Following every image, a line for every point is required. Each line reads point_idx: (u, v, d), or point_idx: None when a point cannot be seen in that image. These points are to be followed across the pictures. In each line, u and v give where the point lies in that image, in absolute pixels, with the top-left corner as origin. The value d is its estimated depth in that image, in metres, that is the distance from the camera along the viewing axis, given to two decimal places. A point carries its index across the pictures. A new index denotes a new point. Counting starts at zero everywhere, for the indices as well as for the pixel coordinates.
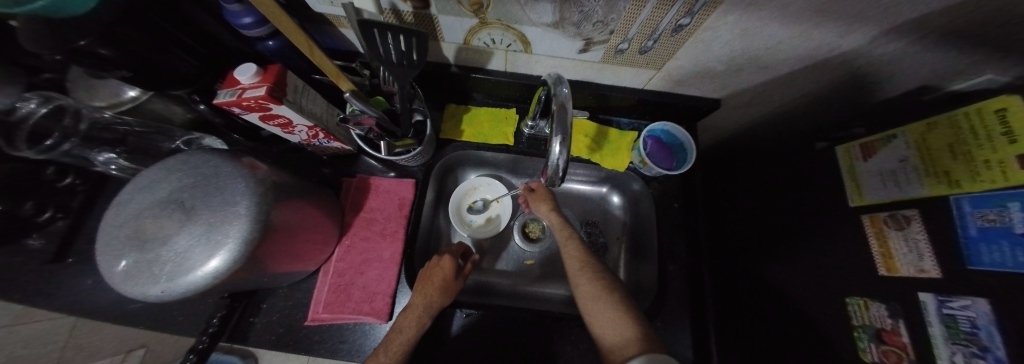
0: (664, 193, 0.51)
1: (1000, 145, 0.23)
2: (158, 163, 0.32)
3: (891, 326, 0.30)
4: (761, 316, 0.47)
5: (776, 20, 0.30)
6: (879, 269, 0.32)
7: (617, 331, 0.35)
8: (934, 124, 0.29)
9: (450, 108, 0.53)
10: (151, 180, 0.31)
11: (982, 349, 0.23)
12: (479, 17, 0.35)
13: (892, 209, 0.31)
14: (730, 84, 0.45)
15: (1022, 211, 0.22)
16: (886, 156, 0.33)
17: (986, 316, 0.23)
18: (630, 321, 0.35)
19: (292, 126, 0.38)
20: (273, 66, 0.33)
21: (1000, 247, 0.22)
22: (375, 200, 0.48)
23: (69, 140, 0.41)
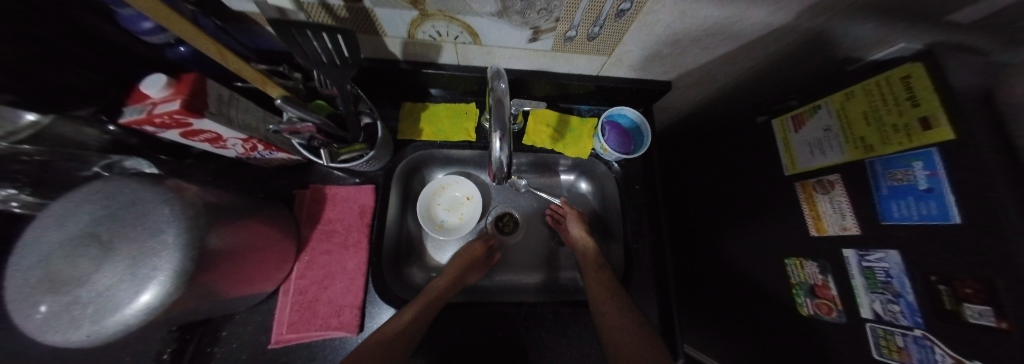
0: (628, 176, 0.52)
1: (904, 111, 0.27)
2: (66, 197, 0.28)
3: (822, 281, 0.33)
4: (719, 281, 0.51)
5: (711, 2, 0.31)
6: (810, 230, 0.35)
7: (622, 331, 0.37)
8: (852, 96, 0.32)
9: (406, 106, 0.51)
10: (59, 215, 0.27)
11: (894, 295, 0.27)
12: (418, 8, 0.33)
13: (820, 176, 0.34)
14: (680, 66, 0.46)
15: (924, 169, 0.25)
16: (812, 127, 0.36)
17: (897, 266, 0.27)
18: (637, 324, 0.38)
19: (222, 140, 0.34)
20: (187, 76, 0.30)
21: (906, 202, 0.26)
22: (333, 210, 0.45)
23: None
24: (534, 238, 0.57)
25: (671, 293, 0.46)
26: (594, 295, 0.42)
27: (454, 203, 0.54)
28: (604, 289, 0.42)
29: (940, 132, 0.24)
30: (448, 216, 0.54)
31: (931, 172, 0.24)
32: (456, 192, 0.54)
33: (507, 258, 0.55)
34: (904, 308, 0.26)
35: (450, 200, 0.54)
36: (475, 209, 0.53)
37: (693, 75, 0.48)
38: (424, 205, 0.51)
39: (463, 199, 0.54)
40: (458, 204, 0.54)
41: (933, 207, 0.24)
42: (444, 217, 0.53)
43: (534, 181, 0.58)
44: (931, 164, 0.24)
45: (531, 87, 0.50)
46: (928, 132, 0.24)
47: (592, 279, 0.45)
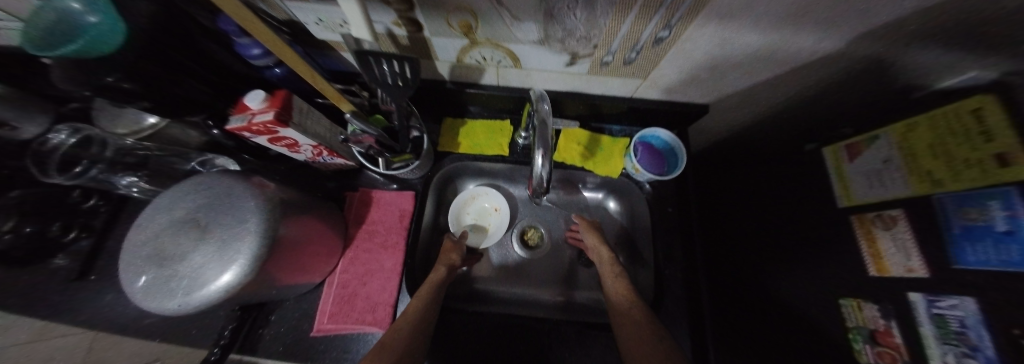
0: (659, 197, 0.52)
1: (972, 145, 0.24)
2: (176, 185, 0.34)
3: (884, 326, 0.30)
4: (762, 320, 0.46)
5: (753, 28, 0.32)
6: (869, 269, 0.32)
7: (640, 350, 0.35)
8: (914, 125, 0.29)
9: (447, 121, 0.55)
10: (170, 201, 0.33)
11: (971, 349, 0.24)
12: (469, 37, 0.38)
13: (882, 210, 0.31)
14: (716, 90, 0.46)
15: (1002, 209, 0.22)
16: (869, 157, 0.34)
17: (972, 315, 0.24)
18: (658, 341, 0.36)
19: (297, 146, 0.40)
20: (280, 92, 0.36)
21: (985, 245, 0.23)
22: (376, 212, 0.50)
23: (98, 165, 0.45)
24: (559, 254, 0.57)
25: (705, 325, 0.44)
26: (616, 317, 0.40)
27: (483, 213, 0.57)
28: (626, 307, 0.41)
29: (1020, 170, 0.21)
30: (476, 225, 0.56)
31: (1011, 213, 0.22)
32: (483, 202, 0.57)
33: (531, 272, 0.56)
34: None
35: (479, 210, 0.56)
36: (500, 219, 0.56)
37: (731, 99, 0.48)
38: (455, 214, 0.55)
39: (491, 209, 0.57)
40: (486, 214, 0.56)
41: (1013, 253, 0.21)
42: (474, 226, 0.56)
43: (563, 197, 0.59)
44: (1011, 203, 0.22)
45: (564, 107, 0.52)
46: (1005, 170, 0.22)
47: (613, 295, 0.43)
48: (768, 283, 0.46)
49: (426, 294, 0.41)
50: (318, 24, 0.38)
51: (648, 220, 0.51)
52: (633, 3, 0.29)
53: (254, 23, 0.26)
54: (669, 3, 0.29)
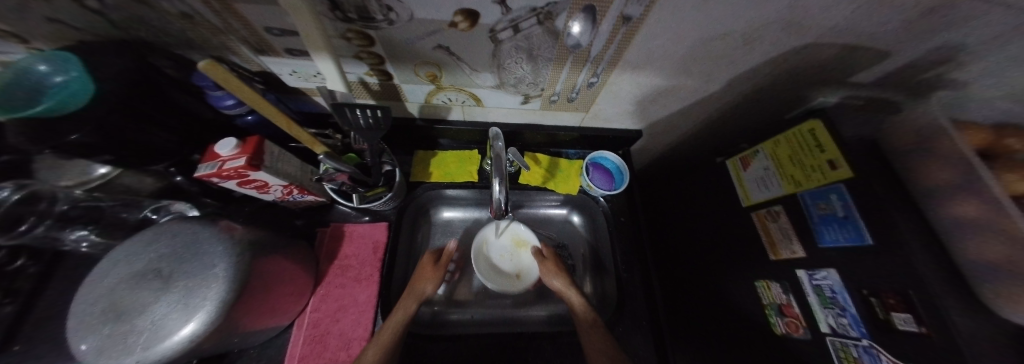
0: (614, 209, 0.59)
1: (815, 156, 0.36)
2: (134, 237, 0.34)
3: (787, 300, 0.37)
4: (707, 311, 0.53)
5: (660, 74, 0.42)
6: (770, 254, 0.40)
7: None
8: (783, 142, 0.40)
9: (419, 154, 0.59)
10: (129, 253, 0.32)
11: (841, 309, 0.31)
12: (436, 84, 0.44)
13: (769, 207, 0.41)
14: (646, 118, 0.55)
15: (839, 200, 0.32)
16: (756, 167, 0.44)
17: (837, 282, 0.32)
18: None
19: (268, 187, 0.41)
20: (252, 138, 0.37)
21: (832, 226, 0.33)
22: (350, 246, 0.50)
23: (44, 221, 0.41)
24: None
25: (661, 319, 0.49)
26: None
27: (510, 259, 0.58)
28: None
29: (842, 171, 0.32)
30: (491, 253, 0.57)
31: (845, 203, 0.32)
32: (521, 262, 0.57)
33: (508, 291, 0.58)
34: (850, 320, 0.30)
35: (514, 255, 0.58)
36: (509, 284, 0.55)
37: (660, 125, 0.58)
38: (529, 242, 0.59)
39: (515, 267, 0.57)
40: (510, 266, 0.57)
41: (851, 230, 0.31)
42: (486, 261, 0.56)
43: (533, 215, 0.64)
44: (842, 196, 0.32)
45: (524, 137, 0.59)
46: (835, 171, 0.33)
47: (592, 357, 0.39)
48: (706, 278, 0.54)
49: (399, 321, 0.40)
50: (293, 75, 0.41)
51: (605, 231, 0.58)
52: (566, 58, 0.38)
53: (248, 91, 0.29)
54: (593, 59, 0.38)
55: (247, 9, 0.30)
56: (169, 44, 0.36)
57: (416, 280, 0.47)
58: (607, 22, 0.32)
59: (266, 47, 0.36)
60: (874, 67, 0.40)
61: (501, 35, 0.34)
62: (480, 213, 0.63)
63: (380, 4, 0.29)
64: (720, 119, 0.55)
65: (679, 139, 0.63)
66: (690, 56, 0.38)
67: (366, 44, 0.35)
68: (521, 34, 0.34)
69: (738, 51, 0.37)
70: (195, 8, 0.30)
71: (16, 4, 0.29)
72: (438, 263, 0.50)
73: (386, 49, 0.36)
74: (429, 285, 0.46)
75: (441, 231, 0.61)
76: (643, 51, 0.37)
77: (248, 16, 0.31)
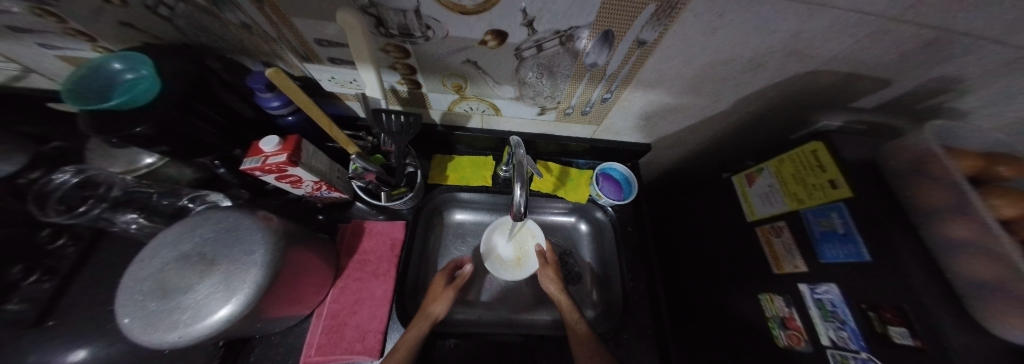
0: (621, 219, 0.60)
1: (817, 175, 0.38)
2: (180, 222, 0.37)
3: (789, 313, 0.39)
4: (712, 325, 0.53)
5: (669, 93, 0.44)
6: (773, 268, 0.42)
7: None
8: (786, 160, 0.42)
9: (436, 158, 0.62)
10: (176, 236, 0.35)
11: (841, 322, 0.33)
12: (460, 93, 0.47)
13: (773, 222, 0.42)
14: (655, 134, 0.58)
15: (840, 218, 0.34)
16: (761, 183, 0.46)
17: (838, 296, 0.33)
18: None
19: (300, 182, 0.44)
20: (292, 136, 0.41)
21: (833, 243, 0.34)
22: (368, 242, 0.53)
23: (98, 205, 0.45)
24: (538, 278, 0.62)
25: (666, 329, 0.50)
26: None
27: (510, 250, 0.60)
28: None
29: (842, 191, 0.34)
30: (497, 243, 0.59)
31: (846, 221, 0.33)
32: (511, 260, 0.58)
33: (516, 294, 0.60)
34: (850, 333, 0.32)
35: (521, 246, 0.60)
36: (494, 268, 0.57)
37: (668, 140, 0.60)
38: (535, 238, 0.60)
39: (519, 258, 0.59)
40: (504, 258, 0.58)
41: (851, 247, 0.32)
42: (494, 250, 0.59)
43: (542, 221, 0.67)
44: (843, 214, 0.34)
45: (538, 146, 0.61)
46: (836, 191, 0.35)
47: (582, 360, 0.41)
48: (710, 290, 0.55)
49: (413, 342, 0.41)
50: (331, 80, 0.45)
51: (613, 239, 0.59)
52: (583, 75, 0.41)
53: (299, 95, 0.31)
54: (608, 77, 0.41)
55: (302, 22, 0.33)
56: (224, 49, 0.40)
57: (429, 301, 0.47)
58: (622, 45, 0.35)
59: (311, 55, 0.40)
60: (873, 93, 0.42)
61: (525, 53, 0.37)
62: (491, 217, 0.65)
63: (420, 22, 0.32)
64: (726, 137, 0.58)
65: (686, 155, 0.65)
66: (699, 77, 0.40)
67: (402, 56, 0.38)
68: (543, 53, 0.37)
69: (745, 75, 0.40)
70: (257, 19, 0.33)
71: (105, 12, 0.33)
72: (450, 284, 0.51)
73: (419, 62, 0.40)
74: (440, 307, 0.46)
75: (453, 232, 0.64)
76: (655, 72, 0.40)
77: (302, 28, 0.34)
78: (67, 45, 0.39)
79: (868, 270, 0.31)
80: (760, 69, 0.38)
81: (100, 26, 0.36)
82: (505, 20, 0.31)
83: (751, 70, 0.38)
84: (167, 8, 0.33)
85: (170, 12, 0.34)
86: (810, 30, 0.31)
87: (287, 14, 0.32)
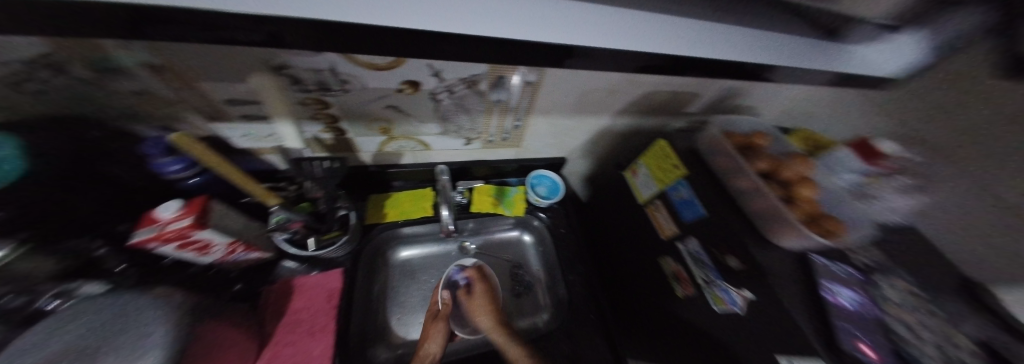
0: (555, 222, 0.69)
1: (665, 162, 0.52)
2: (47, 320, 0.29)
3: (677, 268, 0.50)
4: (637, 298, 0.64)
5: (565, 117, 0.57)
6: (659, 235, 0.54)
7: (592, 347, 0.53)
8: (649, 155, 0.56)
9: (372, 198, 0.63)
10: (39, 337, 0.27)
11: (706, 265, 0.44)
12: (387, 134, 0.51)
13: (653, 201, 0.55)
14: (567, 148, 0.70)
15: (683, 189, 0.48)
16: (640, 173, 0.59)
17: (695, 246, 0.46)
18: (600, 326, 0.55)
19: (209, 247, 0.39)
20: (198, 198, 0.37)
21: (685, 207, 0.48)
22: (301, 299, 0.49)
23: None
24: None
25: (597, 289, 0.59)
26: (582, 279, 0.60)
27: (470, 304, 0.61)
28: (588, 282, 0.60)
29: (680, 170, 0.49)
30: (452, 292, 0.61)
31: (687, 190, 0.47)
32: None
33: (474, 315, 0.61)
34: (712, 271, 0.43)
35: None
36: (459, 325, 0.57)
37: (578, 152, 0.73)
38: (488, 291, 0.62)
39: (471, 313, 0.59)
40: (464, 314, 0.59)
41: (691, 208, 0.47)
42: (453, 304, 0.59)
43: (489, 241, 0.71)
44: (683, 186, 0.48)
45: (473, 172, 0.67)
46: (677, 171, 0.49)
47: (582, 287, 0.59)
48: (628, 268, 0.66)
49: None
50: (241, 136, 0.44)
51: (552, 243, 0.67)
52: (493, 109, 0.50)
53: (211, 155, 0.32)
54: (513, 109, 0.51)
55: (210, 84, 0.34)
56: (107, 117, 0.36)
57: (425, 338, 0.48)
58: (516, 86, 0.45)
59: (220, 113, 0.39)
60: (691, 102, 0.61)
61: (440, 96, 0.44)
62: (438, 246, 0.67)
63: (337, 78, 0.37)
64: (619, 144, 0.73)
65: (595, 162, 0.80)
66: (580, 103, 0.54)
67: (321, 107, 0.41)
68: (455, 95, 0.45)
69: (609, 98, 0.54)
70: (154, 85, 0.33)
71: None
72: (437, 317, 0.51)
73: (340, 110, 0.43)
74: (440, 339, 0.47)
75: (400, 270, 0.64)
76: (547, 103, 0.51)
77: (208, 90, 0.35)
78: None
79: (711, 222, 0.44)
80: (614, 93, 0.53)
81: None
82: (414, 72, 0.38)
83: (611, 94, 0.53)
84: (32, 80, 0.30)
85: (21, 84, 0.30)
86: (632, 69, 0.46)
87: (191, 78, 0.33)
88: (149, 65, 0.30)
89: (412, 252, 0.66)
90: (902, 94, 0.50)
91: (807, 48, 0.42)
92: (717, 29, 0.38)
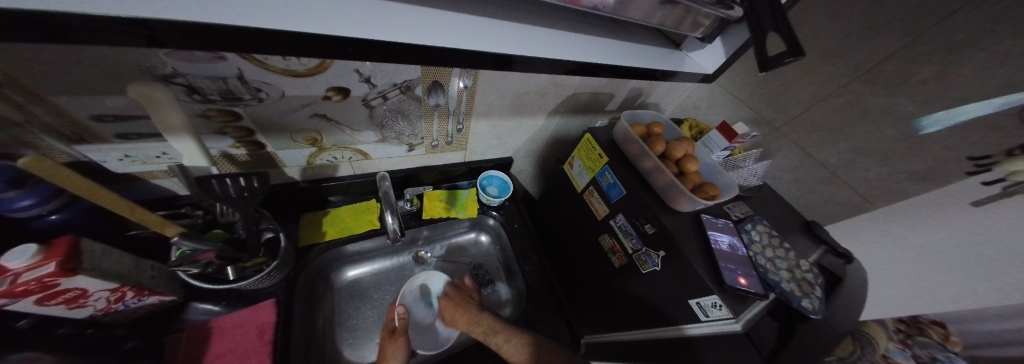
0: (508, 218, 0.72)
1: (591, 153, 0.61)
2: None
3: (612, 243, 0.58)
4: (585, 277, 0.71)
5: (505, 118, 0.61)
6: (596, 216, 0.62)
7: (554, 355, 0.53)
8: (580, 148, 0.64)
9: (307, 217, 0.57)
10: None
11: (631, 235, 0.53)
12: (317, 146, 0.49)
13: (588, 187, 0.63)
14: (512, 148, 0.74)
15: (608, 174, 0.57)
16: (575, 165, 0.66)
17: (624, 221, 0.54)
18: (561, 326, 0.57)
19: (85, 296, 0.32)
20: (60, 240, 0.29)
21: (612, 189, 0.56)
22: (223, 343, 0.42)
23: None
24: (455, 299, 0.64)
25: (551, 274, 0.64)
26: (541, 275, 0.64)
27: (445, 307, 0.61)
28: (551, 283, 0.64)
29: (604, 158, 0.58)
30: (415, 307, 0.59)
31: (611, 175, 0.56)
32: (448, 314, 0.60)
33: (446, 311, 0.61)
34: (637, 239, 0.52)
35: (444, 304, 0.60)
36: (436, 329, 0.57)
37: (522, 150, 0.78)
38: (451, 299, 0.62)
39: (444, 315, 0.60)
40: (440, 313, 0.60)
41: (616, 189, 0.55)
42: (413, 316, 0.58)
43: (445, 245, 0.71)
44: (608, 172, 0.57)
45: (421, 178, 0.66)
46: (603, 158, 0.58)
47: (536, 301, 0.60)
48: (575, 252, 0.73)
49: None
50: (124, 160, 0.37)
51: (506, 238, 0.70)
52: (432, 113, 0.51)
53: (84, 182, 0.27)
54: (453, 112, 0.53)
55: (69, 99, 0.28)
56: None
57: (383, 358, 0.45)
58: (452, 91, 0.48)
59: (89, 132, 0.33)
60: (611, 100, 0.72)
61: (373, 102, 0.44)
62: (384, 259, 0.64)
63: (248, 87, 0.34)
64: (557, 140, 0.81)
65: (539, 158, 0.86)
66: (515, 105, 0.58)
67: (229, 119, 0.38)
68: (390, 101, 0.45)
69: (541, 100, 0.61)
70: None
71: None
72: (394, 333, 0.49)
73: (254, 122, 0.40)
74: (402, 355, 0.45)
75: (348, 290, 0.60)
76: (485, 105, 0.55)
77: (69, 108, 0.29)
78: None
79: (632, 196, 0.52)
80: (543, 95, 0.59)
81: None
82: (340, 79, 0.38)
83: (541, 96, 0.59)
84: None
85: None
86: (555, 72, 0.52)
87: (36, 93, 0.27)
88: None
89: (360, 268, 0.62)
90: (748, 88, 0.67)
91: (665, 56, 0.58)
92: (599, 43, 0.49)
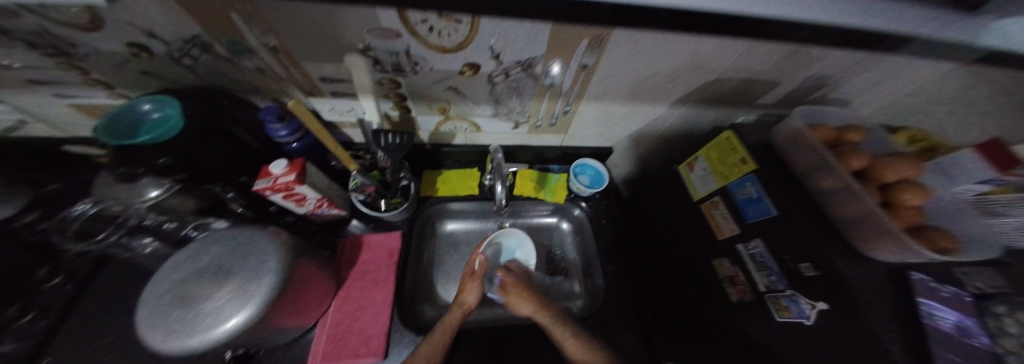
0: (596, 212, 0.68)
1: (730, 156, 0.49)
2: (201, 236, 0.36)
3: (732, 271, 0.46)
4: (677, 299, 0.61)
5: (617, 103, 0.55)
6: (715, 234, 0.51)
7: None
8: (711, 148, 0.53)
9: (426, 174, 0.69)
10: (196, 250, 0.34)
11: (769, 269, 0.41)
12: (444, 115, 0.56)
13: (710, 198, 0.52)
14: (614, 138, 0.68)
15: (752, 186, 0.45)
16: (698, 168, 0.55)
17: (762, 250, 0.42)
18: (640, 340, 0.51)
19: (304, 200, 0.47)
20: (298, 159, 0.44)
21: (754, 205, 0.44)
22: (368, 253, 0.56)
23: (109, 233, 0.47)
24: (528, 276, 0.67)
25: (636, 282, 0.58)
26: (624, 279, 0.58)
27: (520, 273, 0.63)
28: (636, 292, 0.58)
29: (749, 166, 0.45)
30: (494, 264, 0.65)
31: (756, 187, 0.44)
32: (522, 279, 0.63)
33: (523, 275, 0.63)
34: (776, 275, 0.39)
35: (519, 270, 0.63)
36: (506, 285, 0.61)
37: (626, 142, 0.70)
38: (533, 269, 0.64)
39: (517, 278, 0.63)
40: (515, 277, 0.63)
41: (761, 206, 0.43)
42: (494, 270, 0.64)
43: (527, 224, 0.73)
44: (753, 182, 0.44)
45: (517, 156, 0.69)
46: (747, 165, 0.46)
47: (615, 304, 0.55)
48: (671, 267, 0.63)
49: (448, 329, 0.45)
50: (329, 110, 0.51)
51: (590, 231, 0.67)
52: (545, 93, 0.50)
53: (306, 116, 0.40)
54: (565, 93, 0.51)
55: (310, 63, 0.40)
56: (236, 89, 0.45)
57: (462, 290, 0.51)
58: (571, 69, 0.45)
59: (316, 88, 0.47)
60: (768, 92, 0.55)
61: (495, 79, 0.46)
62: (473, 223, 0.72)
63: (410, 60, 0.41)
64: (672, 137, 0.69)
65: (643, 154, 0.76)
66: (635, 90, 0.51)
67: (394, 86, 0.47)
68: (510, 78, 0.46)
69: (668, 86, 0.51)
70: (270, 64, 0.40)
71: (123, 61, 0.37)
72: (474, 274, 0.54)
73: (408, 90, 0.48)
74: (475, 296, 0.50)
75: (446, 241, 0.70)
76: (601, 88, 0.50)
77: (309, 68, 0.41)
78: (81, 93, 0.42)
79: (783, 220, 0.40)
80: (673, 80, 0.50)
81: (123, 76, 0.40)
82: (476, 55, 0.41)
83: (671, 84, 0.50)
84: (191, 58, 0.38)
85: (193, 61, 0.39)
86: (701, 52, 0.42)
87: (296, 58, 0.39)
88: (269, 46, 0.37)
89: (457, 224, 0.71)
90: None
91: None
92: None
